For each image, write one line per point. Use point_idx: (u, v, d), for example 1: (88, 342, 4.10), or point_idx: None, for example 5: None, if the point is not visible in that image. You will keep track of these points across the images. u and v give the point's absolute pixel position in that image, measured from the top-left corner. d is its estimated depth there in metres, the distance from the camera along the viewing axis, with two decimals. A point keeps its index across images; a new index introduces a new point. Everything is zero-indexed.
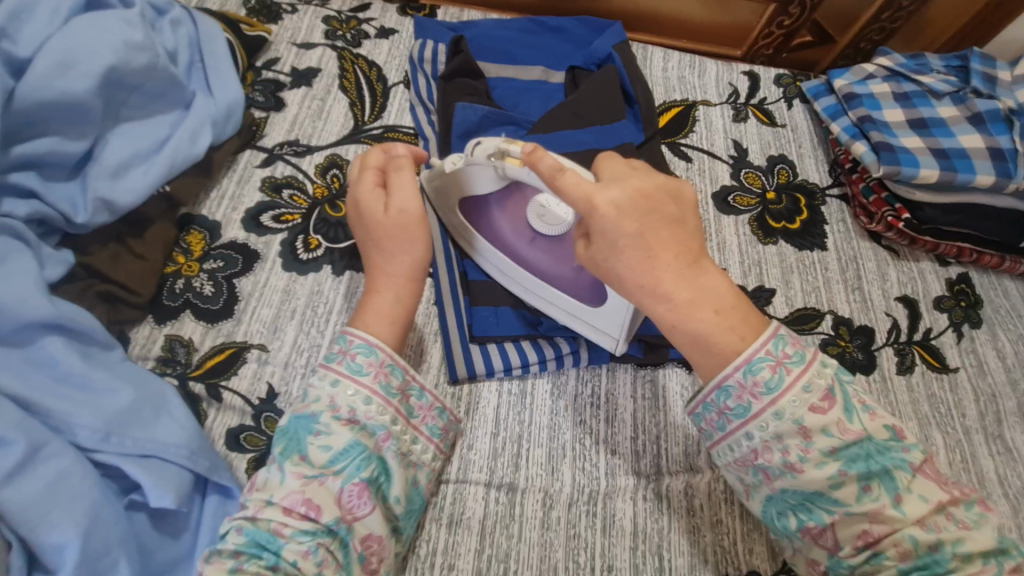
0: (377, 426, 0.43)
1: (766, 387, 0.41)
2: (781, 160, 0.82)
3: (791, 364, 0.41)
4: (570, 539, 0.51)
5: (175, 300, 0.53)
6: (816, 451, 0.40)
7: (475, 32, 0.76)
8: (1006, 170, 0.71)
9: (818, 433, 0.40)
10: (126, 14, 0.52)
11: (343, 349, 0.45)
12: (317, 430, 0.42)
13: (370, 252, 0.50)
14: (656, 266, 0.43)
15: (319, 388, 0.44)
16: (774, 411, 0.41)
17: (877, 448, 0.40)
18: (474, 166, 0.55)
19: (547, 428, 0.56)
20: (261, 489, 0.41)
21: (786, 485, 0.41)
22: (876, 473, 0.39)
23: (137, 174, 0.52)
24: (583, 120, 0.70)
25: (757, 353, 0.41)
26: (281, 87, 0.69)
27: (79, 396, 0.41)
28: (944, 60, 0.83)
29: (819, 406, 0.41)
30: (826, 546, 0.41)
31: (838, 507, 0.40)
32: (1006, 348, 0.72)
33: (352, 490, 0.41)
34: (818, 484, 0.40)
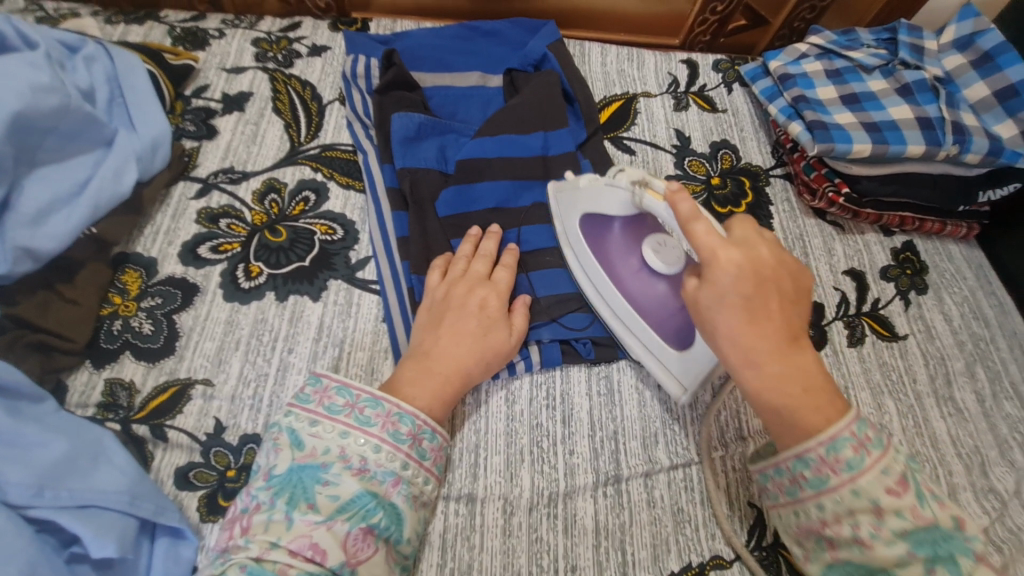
0: (387, 473, 0.45)
1: (848, 464, 0.40)
2: (723, 145, 0.83)
3: (872, 448, 0.41)
4: (533, 543, 0.51)
5: (113, 343, 0.52)
6: (887, 530, 0.39)
7: (409, 43, 0.76)
8: (936, 138, 0.72)
9: (890, 514, 0.39)
10: (31, 57, 0.50)
11: (350, 403, 0.47)
12: (326, 479, 0.44)
13: (461, 341, 0.53)
14: (759, 332, 0.43)
15: (327, 438, 0.45)
16: (852, 489, 0.40)
17: (944, 536, 0.39)
18: (613, 189, 0.55)
19: (504, 435, 0.56)
20: (262, 530, 0.41)
21: (850, 556, 0.40)
22: (941, 557, 0.38)
23: (59, 219, 0.50)
24: (526, 120, 0.70)
25: (842, 433, 0.41)
26: (212, 115, 0.68)
27: (8, 453, 0.40)
28: (874, 34, 0.85)
29: (894, 490, 0.40)
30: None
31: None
32: (952, 311, 0.75)
33: (357, 533, 0.42)
34: (885, 561, 0.39)
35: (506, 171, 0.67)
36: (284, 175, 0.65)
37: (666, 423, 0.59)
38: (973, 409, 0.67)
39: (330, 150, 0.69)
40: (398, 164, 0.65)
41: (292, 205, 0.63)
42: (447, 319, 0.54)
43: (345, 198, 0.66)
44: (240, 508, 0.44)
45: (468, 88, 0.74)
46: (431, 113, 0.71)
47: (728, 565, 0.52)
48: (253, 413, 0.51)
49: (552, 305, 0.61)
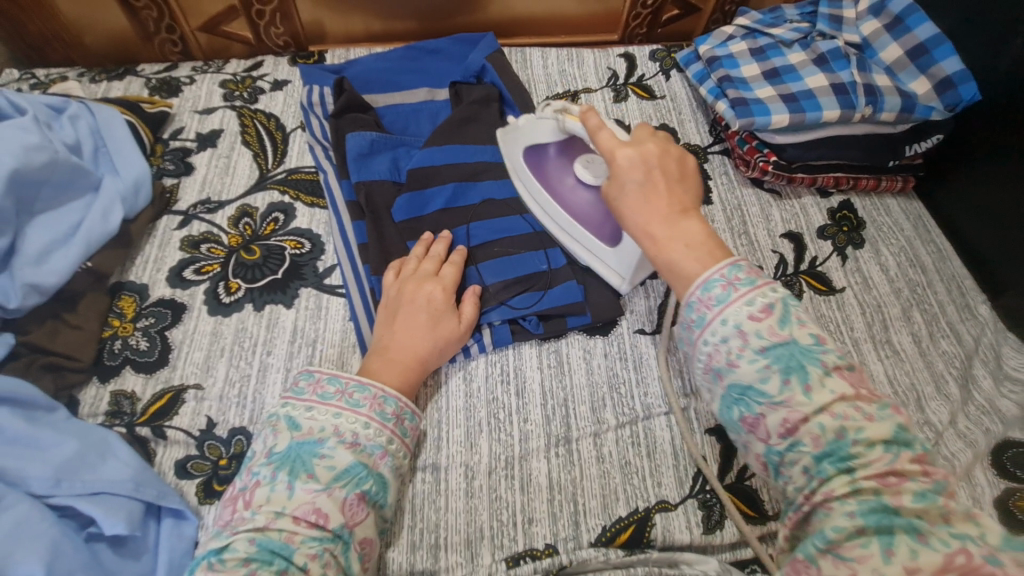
0: (375, 446, 0.51)
1: (717, 299, 0.44)
2: (663, 128, 0.88)
3: (741, 285, 0.45)
4: (493, 502, 0.57)
5: (114, 359, 0.60)
6: (750, 350, 0.42)
7: (359, 69, 0.83)
8: (850, 101, 0.77)
9: (752, 335, 0.43)
10: (22, 122, 0.59)
11: (341, 389, 0.53)
12: (322, 453, 0.49)
13: (415, 332, 0.59)
14: (647, 207, 0.51)
15: (322, 419, 0.51)
16: (722, 320, 0.44)
17: (800, 351, 0.42)
18: (544, 120, 0.68)
19: (463, 410, 0.62)
20: (267, 502, 0.46)
21: (730, 381, 0.43)
22: (794, 368, 0.41)
23: (58, 257, 0.59)
24: (468, 131, 0.77)
25: (713, 275, 0.46)
26: (189, 153, 0.76)
27: (28, 454, 0.48)
28: (798, 8, 0.90)
29: (757, 316, 0.43)
30: (759, 438, 0.42)
31: (764, 398, 0.41)
32: (889, 261, 0.79)
33: (353, 499, 0.48)
34: (750, 376, 0.42)
35: (453, 175, 0.73)
36: (256, 200, 0.73)
37: (612, 388, 0.65)
38: (909, 349, 0.71)
39: (296, 173, 0.76)
40: (354, 179, 0.71)
41: (264, 225, 0.71)
42: (400, 314, 0.60)
43: (310, 215, 0.73)
44: (241, 486, 0.48)
45: (417, 103, 0.81)
46: (384, 130, 0.77)
47: (673, 507, 0.58)
48: (239, 410, 0.59)
49: (502, 288, 0.67)
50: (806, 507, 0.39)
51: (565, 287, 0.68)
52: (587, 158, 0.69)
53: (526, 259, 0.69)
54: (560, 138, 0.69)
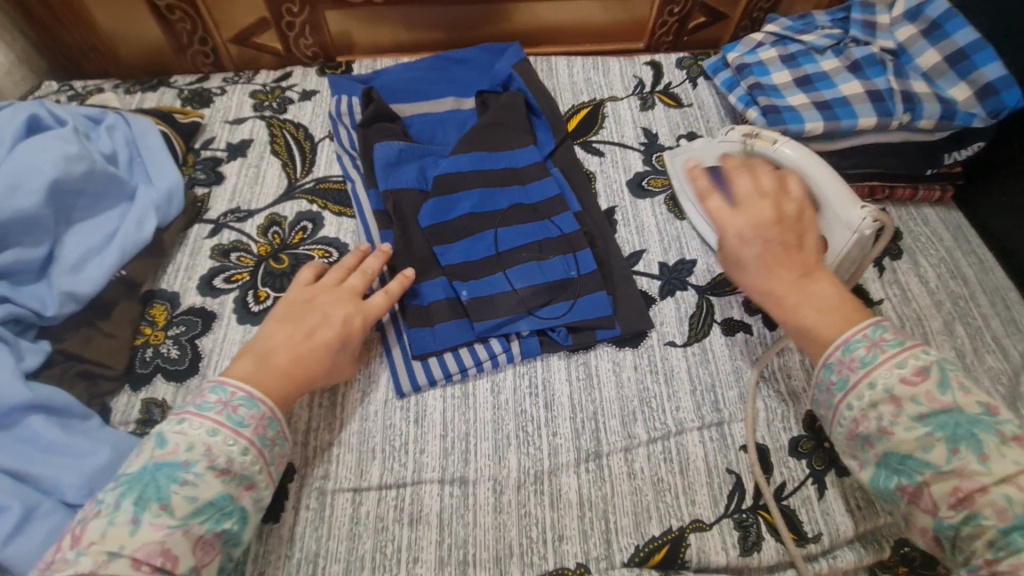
0: (246, 475, 0.48)
1: (862, 361, 0.46)
2: (691, 136, 0.86)
3: (888, 346, 0.47)
4: (522, 517, 0.56)
5: (146, 367, 0.60)
6: (906, 416, 0.44)
7: (386, 79, 0.84)
8: (886, 109, 0.75)
9: (907, 401, 0.44)
10: (61, 132, 0.60)
11: (225, 401, 0.49)
12: (184, 479, 0.44)
13: (308, 350, 0.54)
14: (775, 274, 0.51)
15: (194, 435, 0.46)
16: (869, 383, 0.46)
17: (968, 418, 0.42)
18: (729, 144, 0.72)
19: (491, 422, 0.61)
20: (99, 540, 0.41)
21: (885, 448, 0.44)
22: (962, 436, 0.42)
23: (94, 265, 0.59)
24: (495, 137, 0.76)
25: (855, 335, 0.48)
26: (219, 162, 0.77)
27: (64, 462, 0.48)
28: (830, 15, 0.88)
29: (910, 379, 0.45)
30: (925, 508, 0.42)
31: (929, 467, 0.42)
32: (928, 273, 0.76)
33: (209, 537, 0.45)
34: (908, 444, 0.43)
35: (480, 181, 0.72)
36: (284, 209, 0.73)
37: (643, 402, 0.63)
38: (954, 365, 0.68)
39: (323, 182, 0.76)
40: (381, 188, 0.71)
41: (293, 234, 0.71)
42: (308, 326, 0.56)
43: (338, 224, 0.73)
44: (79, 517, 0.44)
45: (444, 113, 0.81)
46: (411, 138, 0.77)
47: (708, 527, 0.56)
48: None
49: (528, 295, 0.66)
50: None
51: (593, 296, 0.67)
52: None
53: (553, 266, 0.68)
54: None
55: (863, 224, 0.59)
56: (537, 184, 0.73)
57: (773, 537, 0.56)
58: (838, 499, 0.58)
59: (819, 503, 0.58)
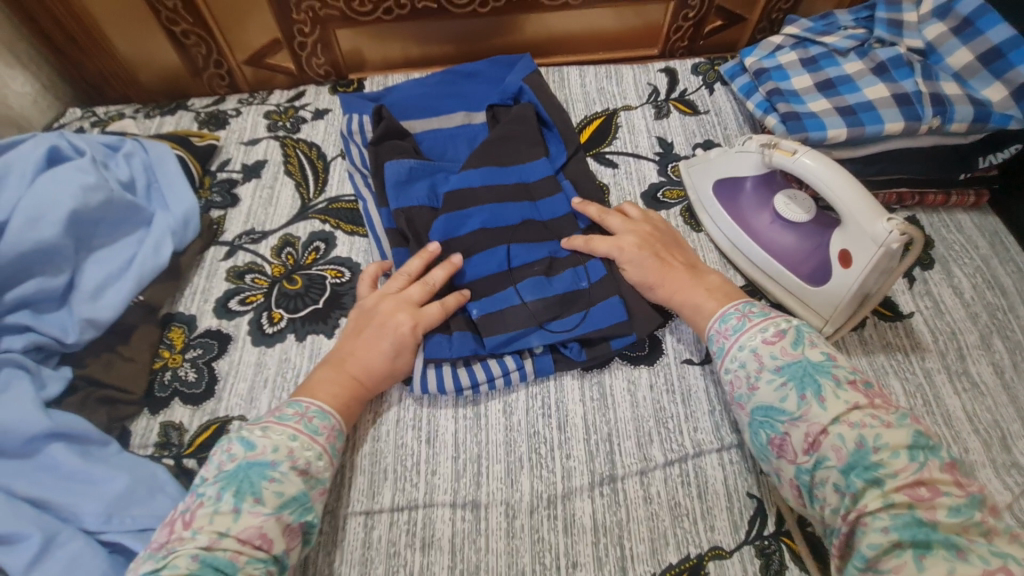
0: (322, 479, 0.51)
1: (733, 328, 0.57)
2: (707, 145, 0.84)
3: (754, 316, 0.57)
4: (535, 543, 0.55)
5: (164, 391, 0.61)
6: (766, 372, 0.52)
7: (397, 96, 0.83)
8: (915, 112, 0.72)
9: (767, 358, 0.53)
10: (79, 163, 0.62)
11: (300, 412, 0.53)
12: (272, 476, 0.47)
13: (369, 359, 0.58)
14: (666, 269, 0.64)
15: (277, 438, 0.50)
16: (739, 346, 0.55)
17: (812, 367, 0.51)
18: (745, 154, 0.70)
19: (503, 445, 0.60)
20: (209, 524, 0.44)
21: (754, 405, 0.52)
22: (806, 383, 0.50)
23: (113, 292, 0.61)
24: (506, 150, 0.75)
25: (729, 310, 0.59)
26: (235, 184, 0.78)
27: (84, 489, 0.49)
28: (852, 14, 0.85)
29: (770, 340, 0.54)
30: (789, 458, 0.49)
31: (786, 416, 0.50)
32: (963, 283, 0.72)
33: (296, 526, 0.47)
34: (769, 398, 0.51)
35: (491, 195, 0.70)
36: (298, 229, 0.74)
37: (659, 422, 0.61)
38: (991, 382, 0.65)
39: (336, 202, 0.76)
40: (392, 207, 0.69)
41: (306, 254, 0.71)
42: (365, 338, 0.59)
43: (350, 243, 0.73)
44: (182, 508, 0.46)
45: (453, 128, 0.80)
46: (421, 155, 0.76)
47: (728, 555, 0.54)
48: None
49: (540, 307, 0.64)
50: (845, 525, 0.45)
51: (608, 303, 0.64)
52: (787, 193, 0.69)
53: (565, 278, 0.66)
54: (759, 173, 0.70)
55: (888, 239, 0.57)
56: (549, 201, 0.72)
57: (798, 566, 0.54)
58: None
59: None
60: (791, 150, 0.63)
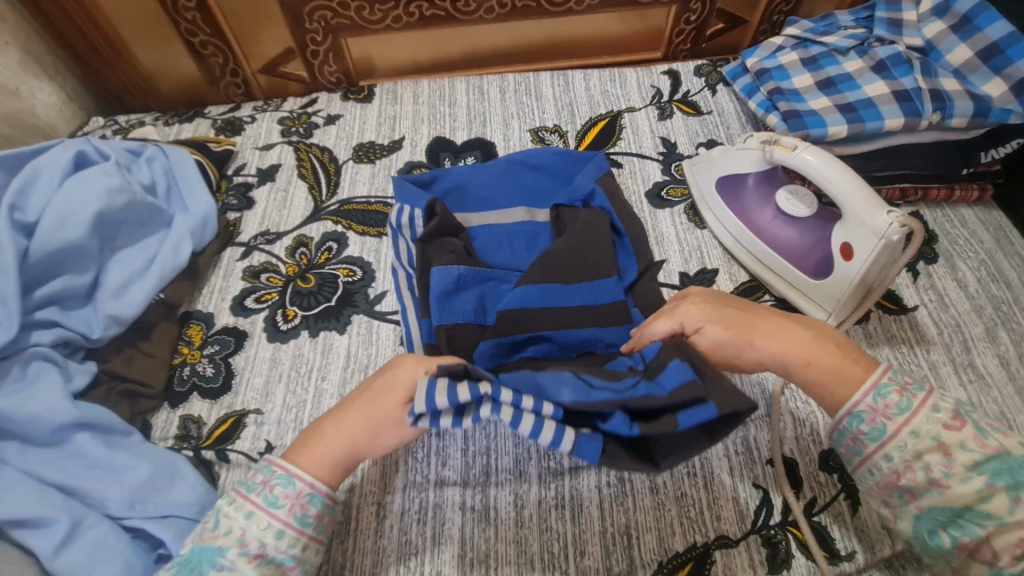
0: (286, 557, 0.44)
1: (899, 407, 0.44)
2: (710, 144, 0.85)
3: (914, 390, 0.45)
4: (543, 532, 0.56)
5: (183, 386, 0.63)
6: (959, 466, 0.42)
7: (451, 182, 0.75)
8: (914, 109, 0.72)
9: (956, 448, 0.42)
10: (104, 167, 0.65)
11: (264, 479, 0.45)
12: (221, 565, 0.42)
13: (357, 404, 0.49)
14: (755, 319, 0.50)
15: (233, 519, 0.44)
16: (910, 431, 0.44)
17: (1017, 462, 0.41)
18: (747, 152, 0.71)
19: (511, 437, 0.62)
20: None
21: (932, 502, 0.42)
22: (1021, 482, 0.40)
23: (135, 289, 0.63)
24: (574, 260, 0.64)
25: (882, 378, 0.46)
26: (250, 188, 0.81)
27: (109, 477, 0.52)
28: (853, 14, 0.87)
29: (950, 425, 0.43)
30: (983, 559, 0.40)
31: (989, 519, 0.40)
32: (967, 276, 0.72)
33: None
34: (967, 497, 0.41)
35: (553, 321, 0.59)
36: (311, 231, 0.76)
37: None
38: (997, 374, 0.65)
39: (348, 204, 0.79)
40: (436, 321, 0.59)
41: (319, 254, 0.73)
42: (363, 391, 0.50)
43: (362, 243, 0.75)
44: None
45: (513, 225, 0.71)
46: (474, 257, 0.67)
47: (734, 544, 0.55)
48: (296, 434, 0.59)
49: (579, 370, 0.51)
50: None
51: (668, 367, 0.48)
52: (789, 189, 0.71)
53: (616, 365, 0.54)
54: (761, 170, 0.72)
55: (889, 230, 0.58)
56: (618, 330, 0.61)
57: (804, 555, 0.54)
58: (873, 516, 0.56)
59: (852, 520, 0.56)
60: (792, 145, 0.64)
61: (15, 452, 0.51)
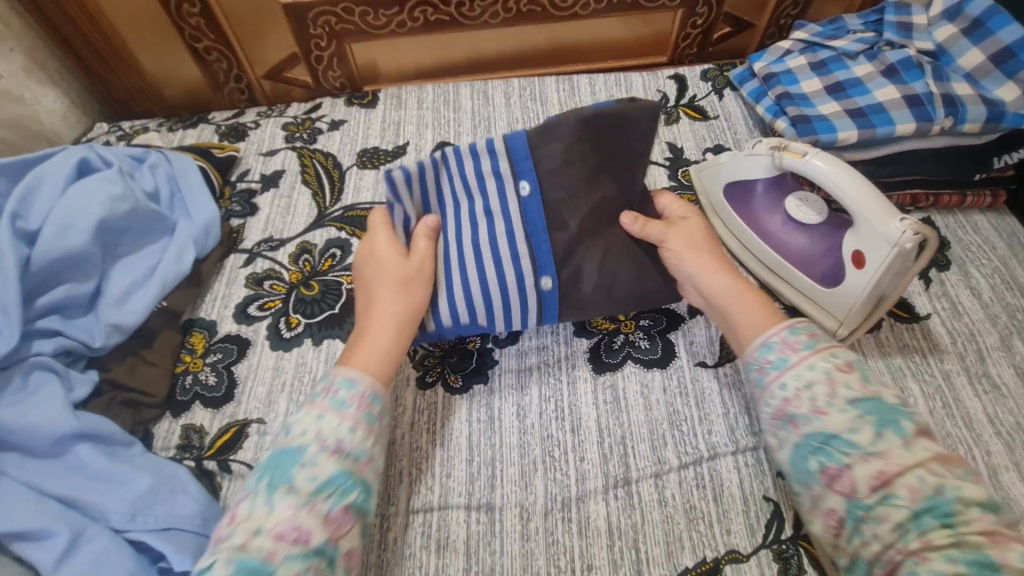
0: (360, 452, 0.49)
1: (803, 343, 0.53)
2: (717, 150, 0.84)
3: (820, 339, 0.54)
4: (550, 545, 0.55)
5: (186, 395, 0.62)
6: (840, 399, 0.48)
7: None
8: (926, 114, 0.72)
9: (841, 385, 0.49)
10: (107, 174, 0.65)
11: (328, 387, 0.52)
12: (303, 462, 0.47)
13: (377, 300, 0.58)
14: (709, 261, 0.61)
15: (305, 423, 0.49)
16: (807, 363, 0.51)
17: (889, 407, 0.48)
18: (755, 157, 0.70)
19: (517, 447, 0.61)
20: (247, 519, 0.44)
21: (811, 429, 0.48)
22: (887, 423, 0.47)
23: (137, 297, 0.63)
24: None
25: (796, 323, 0.56)
26: (253, 194, 0.80)
27: (109, 488, 0.51)
28: (862, 18, 0.85)
29: (842, 369, 0.51)
30: (841, 490, 0.45)
31: (854, 449, 0.46)
32: (980, 285, 0.71)
33: (337, 510, 0.46)
34: (838, 426, 0.47)
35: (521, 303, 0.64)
36: (314, 237, 0.75)
37: (673, 424, 0.61)
38: (1013, 384, 0.63)
39: (351, 210, 0.78)
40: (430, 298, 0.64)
41: (322, 261, 0.73)
42: (364, 287, 0.60)
43: None
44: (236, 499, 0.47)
45: None
46: None
47: (745, 558, 0.54)
48: None
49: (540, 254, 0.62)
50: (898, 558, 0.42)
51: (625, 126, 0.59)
52: (800, 195, 0.69)
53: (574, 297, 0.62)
54: (770, 176, 0.70)
55: (902, 238, 0.56)
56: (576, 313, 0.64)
57: (817, 571, 0.53)
58: None
59: None
60: (802, 152, 0.63)
61: (14, 463, 0.51)
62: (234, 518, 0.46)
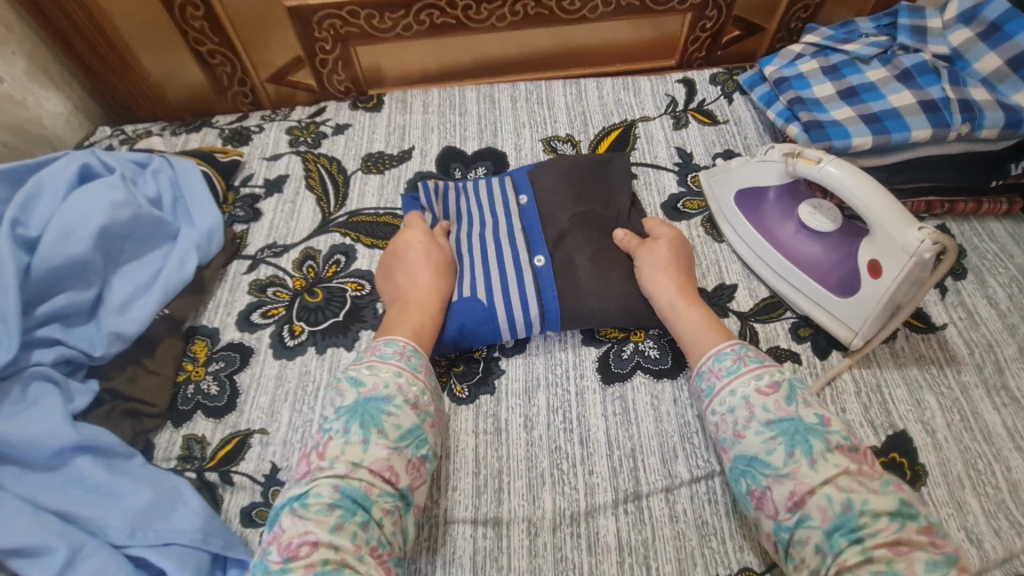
0: (428, 413, 0.54)
1: (726, 369, 0.54)
2: (727, 155, 0.83)
3: (750, 360, 0.54)
4: (558, 562, 0.53)
5: (187, 404, 0.61)
6: (756, 422, 0.50)
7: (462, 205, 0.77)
8: (944, 119, 0.70)
9: (759, 408, 0.50)
10: (110, 180, 0.64)
11: (399, 350, 0.56)
12: (389, 411, 0.51)
13: (415, 276, 0.64)
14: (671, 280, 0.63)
15: (385, 376, 0.53)
16: (730, 388, 0.53)
17: (805, 426, 0.49)
18: (766, 163, 0.70)
19: (525, 459, 0.59)
20: (342, 455, 0.48)
21: (737, 453, 0.50)
22: (798, 442, 0.47)
23: (139, 305, 0.62)
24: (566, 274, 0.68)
25: (725, 349, 0.56)
26: (257, 199, 0.79)
27: (109, 502, 0.50)
28: (874, 21, 0.84)
29: (763, 390, 0.51)
30: (768, 512, 0.47)
31: (770, 470, 0.48)
32: (998, 294, 0.70)
33: (415, 461, 0.51)
34: (755, 448, 0.49)
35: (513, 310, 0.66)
36: (318, 243, 0.74)
37: (684, 437, 0.60)
38: None
39: (356, 215, 0.77)
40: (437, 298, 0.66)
41: (326, 267, 0.72)
42: (394, 267, 0.66)
43: (370, 256, 0.73)
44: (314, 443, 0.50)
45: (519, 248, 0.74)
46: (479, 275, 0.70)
47: None
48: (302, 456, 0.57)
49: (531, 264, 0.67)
50: None
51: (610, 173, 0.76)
52: (813, 202, 0.68)
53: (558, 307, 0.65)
54: (783, 183, 0.69)
55: (921, 248, 0.55)
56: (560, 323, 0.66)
57: None
58: None
59: None
60: (815, 158, 0.62)
61: (12, 477, 0.50)
62: (321, 456, 0.49)
